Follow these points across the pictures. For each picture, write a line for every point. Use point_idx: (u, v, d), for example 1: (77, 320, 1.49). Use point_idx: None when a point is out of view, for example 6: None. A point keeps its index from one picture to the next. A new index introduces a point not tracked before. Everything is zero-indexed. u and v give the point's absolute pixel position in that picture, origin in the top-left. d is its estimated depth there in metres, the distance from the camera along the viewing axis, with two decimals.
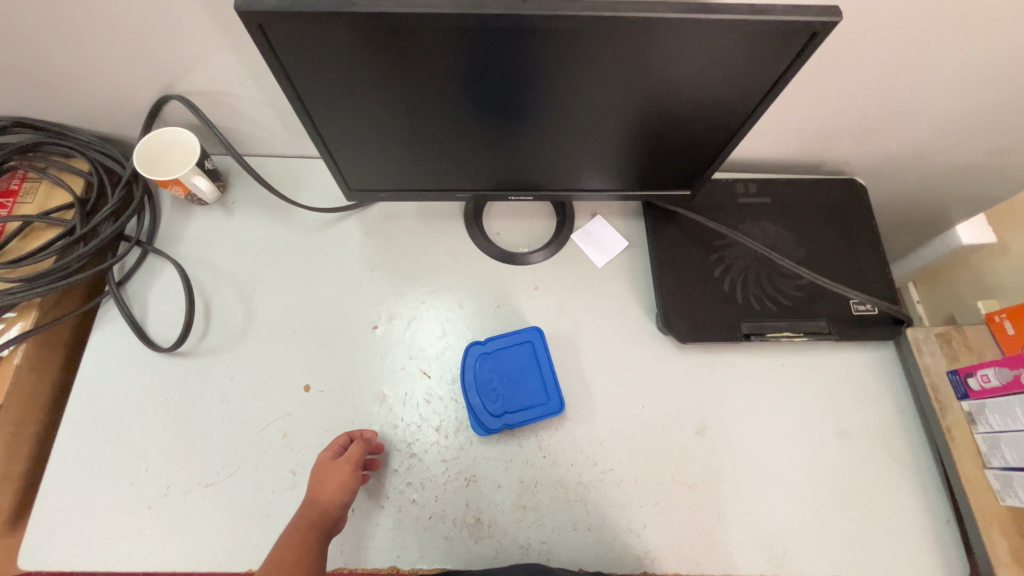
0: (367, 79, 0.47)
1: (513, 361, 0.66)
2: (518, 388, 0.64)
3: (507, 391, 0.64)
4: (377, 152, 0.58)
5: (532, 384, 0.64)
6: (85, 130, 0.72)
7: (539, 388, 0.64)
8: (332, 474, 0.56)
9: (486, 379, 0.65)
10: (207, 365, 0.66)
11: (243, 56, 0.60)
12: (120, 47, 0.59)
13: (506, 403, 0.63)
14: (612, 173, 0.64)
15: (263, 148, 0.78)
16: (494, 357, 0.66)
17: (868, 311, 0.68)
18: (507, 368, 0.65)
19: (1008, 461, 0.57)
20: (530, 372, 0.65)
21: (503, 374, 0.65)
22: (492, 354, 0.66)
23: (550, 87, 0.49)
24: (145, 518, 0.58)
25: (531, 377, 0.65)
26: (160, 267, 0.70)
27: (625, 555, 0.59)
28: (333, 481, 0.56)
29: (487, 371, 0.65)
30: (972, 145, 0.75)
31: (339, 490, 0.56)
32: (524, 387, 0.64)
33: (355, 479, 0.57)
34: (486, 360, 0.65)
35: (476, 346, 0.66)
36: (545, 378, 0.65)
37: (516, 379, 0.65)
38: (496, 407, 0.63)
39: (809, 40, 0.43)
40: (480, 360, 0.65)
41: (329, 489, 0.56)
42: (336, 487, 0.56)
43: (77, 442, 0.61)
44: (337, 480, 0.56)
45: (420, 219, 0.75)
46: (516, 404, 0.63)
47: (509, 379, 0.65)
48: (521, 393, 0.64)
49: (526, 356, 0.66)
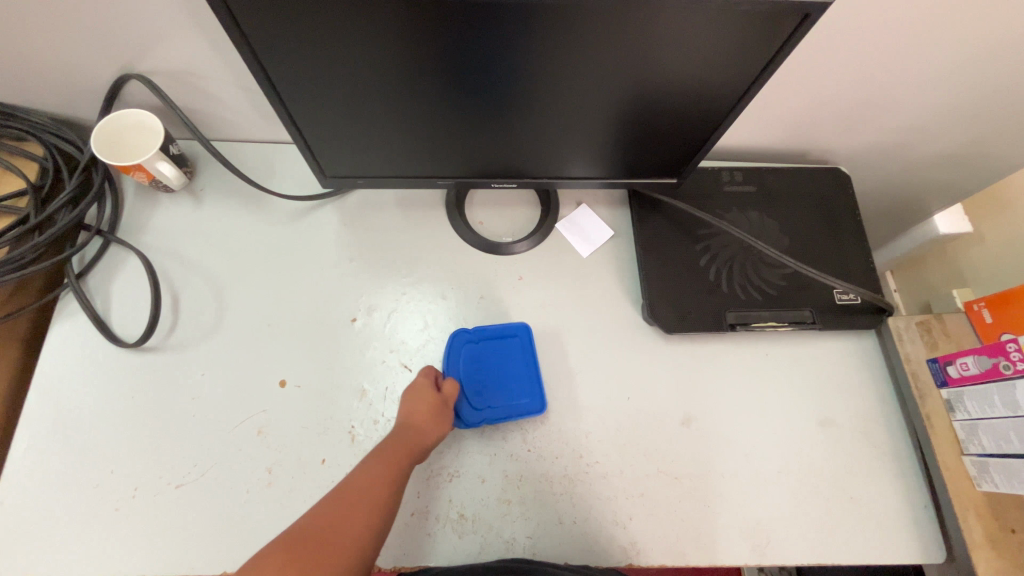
0: (341, 56, 0.44)
1: (498, 354, 0.65)
2: (502, 383, 0.63)
3: (487, 384, 0.63)
4: (354, 137, 0.55)
5: (516, 380, 0.64)
6: (40, 112, 0.67)
7: (524, 386, 0.64)
8: (436, 412, 0.58)
9: (467, 370, 0.64)
10: (175, 361, 0.63)
11: (207, 34, 0.57)
12: (72, 23, 0.55)
13: (486, 397, 0.63)
14: (598, 160, 0.62)
15: (232, 133, 0.74)
16: (478, 346, 0.65)
17: (851, 300, 0.68)
18: (493, 362, 0.65)
19: (985, 448, 0.58)
20: (514, 366, 0.64)
21: (484, 366, 0.64)
22: (477, 343, 0.65)
23: (535, 69, 0.47)
24: (113, 521, 0.56)
25: (515, 372, 0.64)
26: (124, 258, 0.67)
27: (611, 548, 0.58)
28: (436, 418, 0.58)
29: (468, 360, 0.64)
30: (951, 135, 0.76)
31: (439, 429, 0.57)
32: (506, 381, 0.64)
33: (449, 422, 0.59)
34: (469, 349, 0.65)
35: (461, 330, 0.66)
36: (529, 373, 0.64)
37: (497, 372, 0.64)
38: (474, 400, 0.62)
39: (801, 22, 0.42)
40: (463, 348, 0.65)
41: (431, 425, 0.57)
42: (436, 427, 0.57)
43: (38, 443, 0.58)
44: (440, 420, 0.58)
45: (400, 208, 0.73)
46: (495, 399, 0.63)
47: (492, 373, 0.64)
48: (502, 388, 0.63)
49: (511, 347, 0.65)
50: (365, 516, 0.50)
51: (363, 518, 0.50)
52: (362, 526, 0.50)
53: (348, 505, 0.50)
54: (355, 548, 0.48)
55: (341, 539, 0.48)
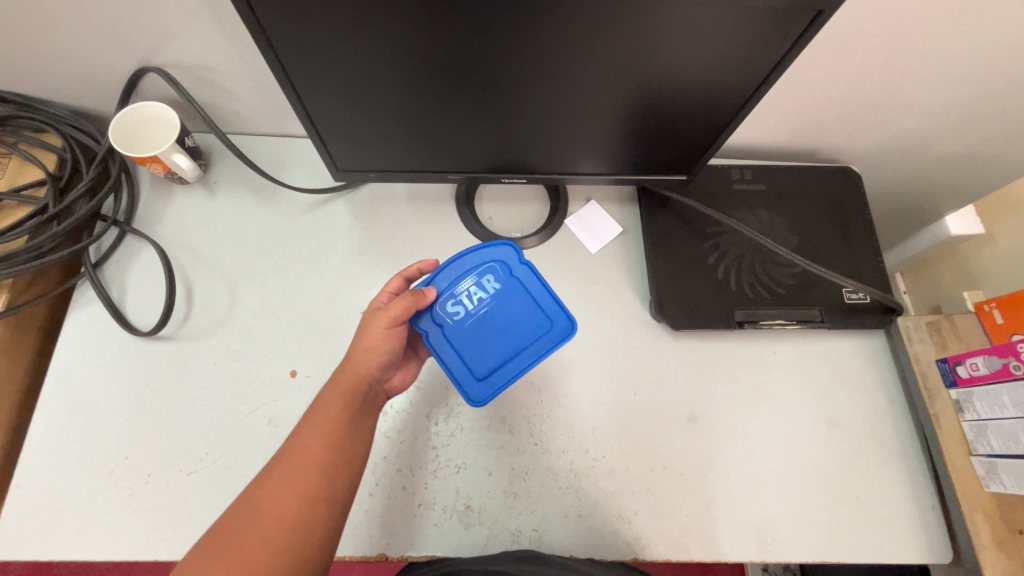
0: (354, 51, 0.45)
1: (514, 316, 0.60)
2: (481, 337, 0.59)
3: (477, 321, 0.59)
4: (368, 131, 0.56)
5: (490, 350, 0.59)
6: (59, 104, 0.69)
7: (489, 365, 0.58)
8: (370, 330, 0.53)
9: (480, 288, 0.60)
10: (188, 350, 0.64)
11: (223, 28, 0.58)
12: (91, 15, 0.56)
13: (458, 330, 0.59)
14: (608, 156, 0.62)
15: (247, 127, 0.75)
16: (511, 286, 0.61)
17: (860, 300, 0.68)
18: (501, 315, 0.60)
19: (994, 449, 0.58)
20: (508, 343, 0.59)
21: (495, 308, 0.60)
22: (510, 280, 0.61)
23: (548, 65, 0.48)
24: (126, 506, 0.57)
25: (504, 345, 0.59)
26: (139, 248, 0.68)
27: (616, 542, 0.59)
28: (369, 337, 0.53)
29: (491, 282, 0.61)
30: (964, 136, 0.75)
31: (371, 346, 0.53)
32: (488, 340, 0.59)
33: (387, 336, 0.54)
34: (503, 277, 0.61)
35: (507, 250, 0.62)
36: (508, 358, 0.59)
37: (494, 326, 0.59)
38: (450, 315, 0.59)
39: (814, 19, 0.42)
40: (497, 267, 0.61)
41: (363, 346, 0.53)
42: (368, 344, 0.53)
43: (54, 428, 0.59)
44: (374, 338, 0.53)
45: (410, 202, 0.73)
46: (462, 339, 0.59)
47: (483, 321, 0.59)
48: (477, 342, 0.59)
49: (527, 325, 0.60)
50: (296, 487, 0.46)
51: (299, 486, 0.46)
52: (291, 496, 0.46)
53: (280, 480, 0.46)
54: (289, 516, 0.45)
55: (272, 506, 0.45)
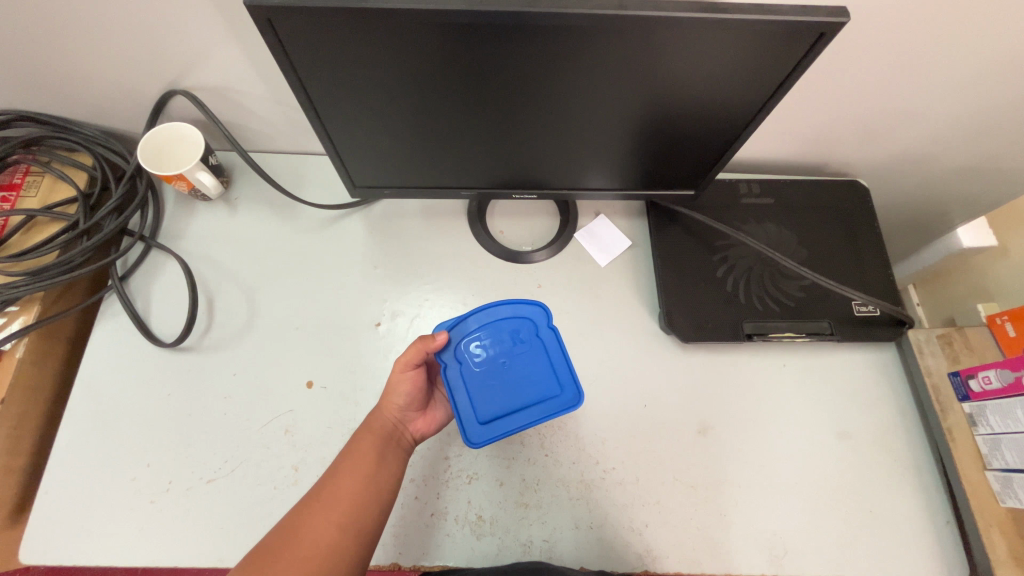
0: (372, 76, 0.47)
1: (530, 374, 0.60)
2: (495, 384, 0.59)
3: (494, 368, 0.60)
4: (383, 148, 0.58)
5: (501, 397, 0.59)
6: (89, 125, 0.72)
7: (495, 411, 0.58)
8: (390, 379, 0.59)
9: (504, 340, 0.61)
10: (209, 362, 0.65)
11: (247, 52, 0.60)
12: (123, 41, 0.59)
13: (474, 371, 0.60)
14: (616, 172, 0.64)
15: (266, 145, 0.78)
16: (533, 346, 0.61)
17: (870, 312, 0.68)
18: (517, 367, 0.60)
19: (1008, 463, 0.58)
20: (517, 397, 0.59)
21: (514, 361, 0.61)
22: (534, 340, 0.62)
23: (559, 86, 0.49)
24: (148, 513, 0.58)
25: (513, 396, 0.59)
26: (163, 262, 0.70)
27: (626, 554, 0.59)
28: (389, 384, 0.58)
29: (516, 338, 0.62)
30: (971, 148, 0.76)
31: (389, 392, 0.58)
32: (499, 390, 0.59)
33: (403, 381, 0.58)
34: (528, 336, 0.62)
35: (539, 311, 0.63)
36: (513, 411, 0.58)
37: (509, 377, 0.60)
38: (470, 355, 0.60)
39: (818, 39, 0.44)
40: (525, 324, 0.62)
41: (385, 393, 0.58)
42: (388, 390, 0.58)
43: (79, 437, 0.61)
44: (392, 384, 0.58)
45: (423, 218, 0.75)
46: (476, 382, 0.59)
47: (500, 371, 0.60)
48: (489, 390, 0.59)
49: (538, 387, 0.59)
50: (331, 516, 0.49)
51: (333, 515, 0.49)
52: (325, 524, 0.49)
53: (317, 507, 0.50)
54: (324, 542, 0.48)
55: (308, 533, 0.48)
